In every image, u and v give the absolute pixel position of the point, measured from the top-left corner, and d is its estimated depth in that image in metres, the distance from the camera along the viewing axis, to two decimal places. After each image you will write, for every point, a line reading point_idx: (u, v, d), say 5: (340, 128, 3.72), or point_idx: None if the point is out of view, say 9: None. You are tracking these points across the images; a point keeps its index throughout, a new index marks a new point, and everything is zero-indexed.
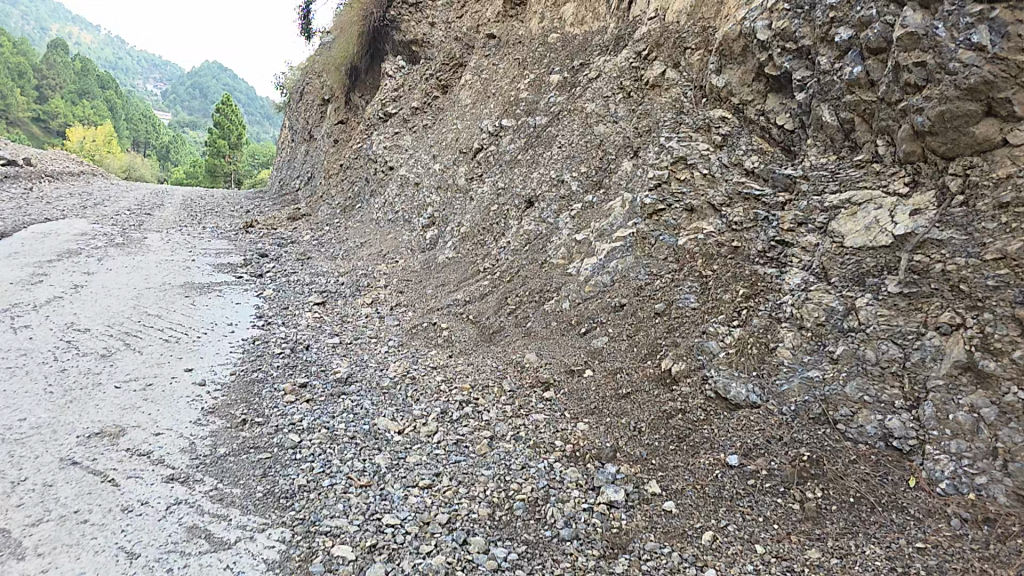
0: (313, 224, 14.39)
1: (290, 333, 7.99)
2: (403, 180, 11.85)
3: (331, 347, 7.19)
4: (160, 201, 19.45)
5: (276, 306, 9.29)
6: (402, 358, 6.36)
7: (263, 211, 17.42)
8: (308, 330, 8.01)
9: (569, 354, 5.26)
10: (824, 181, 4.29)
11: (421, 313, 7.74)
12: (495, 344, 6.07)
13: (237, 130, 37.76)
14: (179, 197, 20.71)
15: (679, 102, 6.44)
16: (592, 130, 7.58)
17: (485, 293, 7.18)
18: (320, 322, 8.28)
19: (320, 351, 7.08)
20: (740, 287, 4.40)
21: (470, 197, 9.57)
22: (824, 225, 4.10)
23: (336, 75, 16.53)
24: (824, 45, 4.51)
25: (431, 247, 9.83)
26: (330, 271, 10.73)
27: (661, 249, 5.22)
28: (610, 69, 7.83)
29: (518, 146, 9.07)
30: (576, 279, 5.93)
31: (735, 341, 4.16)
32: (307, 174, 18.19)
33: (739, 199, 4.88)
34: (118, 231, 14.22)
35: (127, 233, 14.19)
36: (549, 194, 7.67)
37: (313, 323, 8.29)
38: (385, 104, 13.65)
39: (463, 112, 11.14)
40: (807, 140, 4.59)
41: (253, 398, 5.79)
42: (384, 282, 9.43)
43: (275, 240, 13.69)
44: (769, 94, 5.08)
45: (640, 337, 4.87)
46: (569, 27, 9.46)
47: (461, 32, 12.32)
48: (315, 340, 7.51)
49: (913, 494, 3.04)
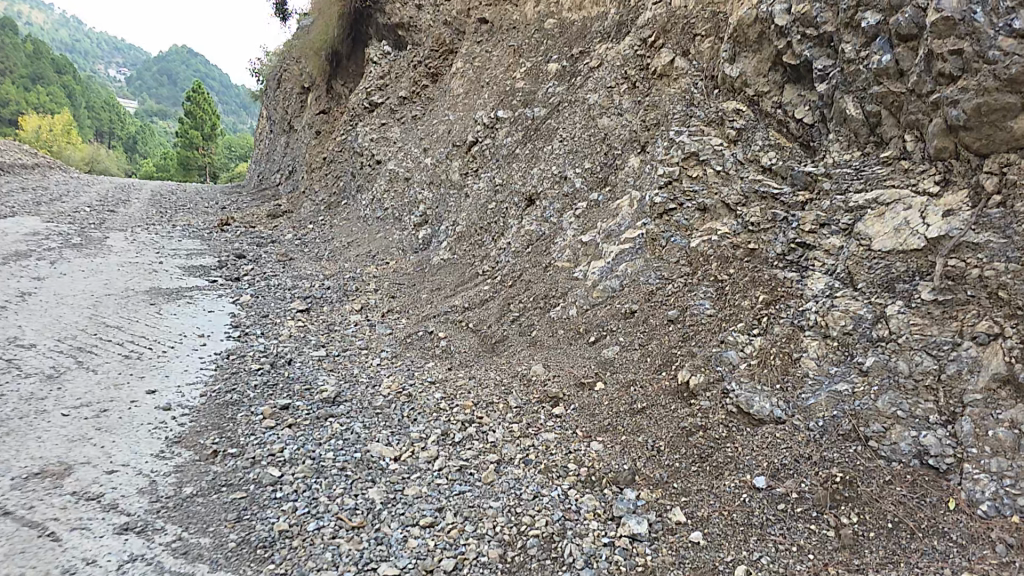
0: (292, 222, 13.68)
1: (271, 345, 7.44)
2: (390, 175, 11.29)
3: (315, 360, 6.74)
4: (124, 196, 18.26)
5: (254, 314, 8.69)
6: (396, 373, 6.09)
7: (236, 207, 16.53)
8: (286, 341, 7.47)
9: (577, 367, 5.17)
10: (847, 179, 4.32)
11: (414, 322, 7.39)
12: (507, 355, 5.87)
13: (208, 120, 35.77)
14: (145, 192, 19.52)
15: (689, 94, 6.17)
16: (596, 123, 7.39)
17: (486, 299, 6.97)
18: (304, 331, 7.75)
19: (303, 365, 6.61)
20: (760, 293, 4.39)
21: (465, 193, 9.20)
22: (848, 227, 4.11)
23: (315, 61, 15.74)
24: (849, 32, 4.55)
25: (422, 248, 9.40)
26: (314, 274, 10.17)
27: (672, 250, 5.32)
28: (613, 57, 7.64)
29: (516, 139, 8.75)
30: (585, 283, 5.94)
31: (757, 351, 4.11)
32: (285, 169, 17.34)
33: (754, 197, 4.98)
34: (75, 230, 13.19)
35: (84, 231, 13.24)
36: (551, 191, 7.44)
37: (296, 332, 7.76)
38: (369, 92, 13.00)
39: (454, 103, 10.67)
40: (829, 135, 4.64)
41: (226, 423, 5.37)
42: (374, 286, 8.94)
43: (252, 239, 12.94)
44: (785, 85, 5.21)
45: (653, 346, 4.87)
46: (569, 11, 9.14)
47: (450, 16, 11.66)
48: (298, 354, 7.00)
49: (953, 517, 2.83)
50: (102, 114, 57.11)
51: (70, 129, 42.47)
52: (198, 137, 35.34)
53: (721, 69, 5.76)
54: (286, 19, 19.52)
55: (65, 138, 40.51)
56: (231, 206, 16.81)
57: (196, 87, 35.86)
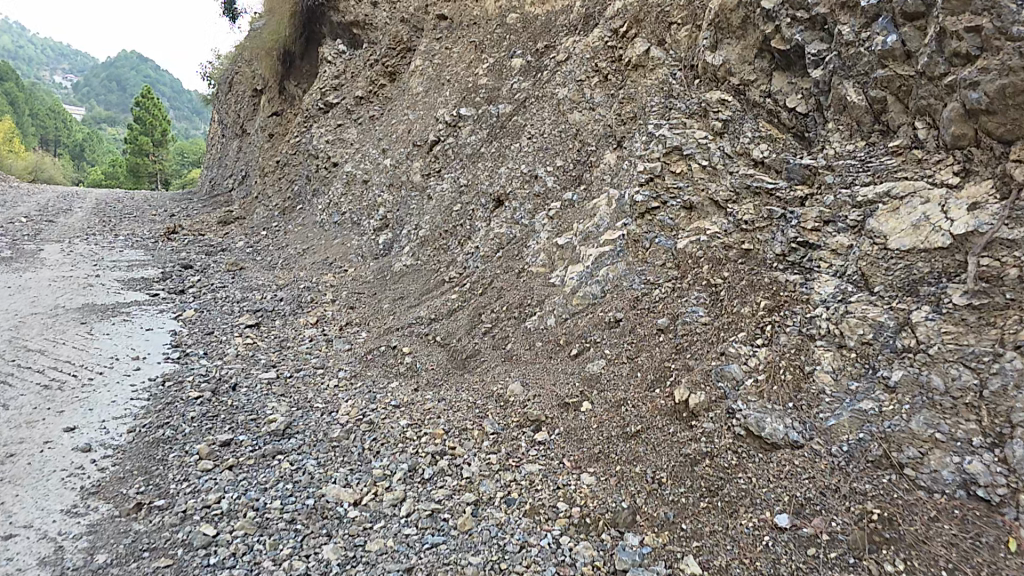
0: (245, 229, 12.68)
1: (214, 367, 6.56)
2: (348, 178, 10.52)
3: (263, 384, 5.95)
4: (66, 205, 16.73)
5: (197, 331, 7.75)
6: (355, 398, 5.41)
7: (187, 214, 15.33)
8: (232, 362, 6.61)
9: (559, 386, 4.64)
10: (852, 171, 3.94)
11: (375, 335, 6.71)
12: (478, 372, 5.30)
13: (159, 126, 33.57)
14: (92, 201, 18.01)
15: (667, 85, 5.75)
16: (566, 118, 6.91)
17: (454, 309, 6.37)
18: (252, 350, 6.92)
19: (249, 391, 5.81)
20: (760, 298, 3.98)
21: (428, 195, 8.55)
22: (856, 225, 3.74)
23: (266, 60, 14.76)
24: (845, 13, 4.22)
25: (384, 253, 8.69)
26: (266, 284, 9.29)
27: (658, 253, 4.89)
28: (581, 50, 7.20)
29: (481, 138, 8.20)
30: (563, 289, 5.44)
31: (763, 364, 3.68)
32: (238, 174, 16.22)
33: (747, 193, 4.57)
34: (4, 242, 11.81)
35: (15, 242, 11.91)
36: (521, 191, 6.91)
37: (244, 351, 6.91)
38: (324, 92, 12.18)
39: (414, 102, 10.01)
40: (828, 124, 4.27)
41: (155, 467, 4.55)
42: (331, 296, 8.18)
43: (201, 248, 11.87)
44: (774, 73, 4.85)
45: (643, 359, 4.39)
46: (532, 6, 8.68)
47: (407, 13, 11.07)
48: (245, 377, 6.17)
49: (1018, 561, 2.41)
50: (50, 120, 53.41)
51: (13, 138, 39.41)
52: (150, 143, 32.99)
53: (701, 58, 5.37)
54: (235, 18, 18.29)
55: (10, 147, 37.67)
56: (182, 213, 15.57)
57: (148, 92, 33.70)
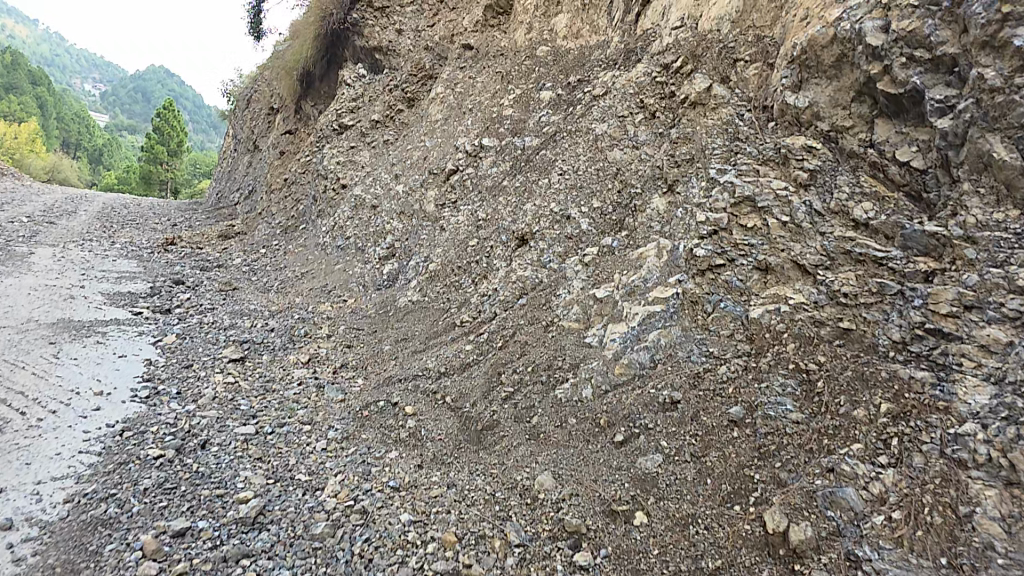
0: (243, 246, 11.88)
1: (183, 414, 5.54)
2: (356, 201, 9.77)
3: (238, 443, 4.95)
4: (72, 207, 16.08)
5: (174, 363, 6.76)
6: (346, 472, 4.44)
7: (189, 225, 14.56)
8: (206, 409, 5.59)
9: (602, 485, 3.71)
10: (1003, 247, 3.10)
11: (372, 386, 5.77)
12: (495, 450, 4.35)
13: (177, 136, 33.42)
14: (97, 204, 17.33)
15: (733, 127, 5.02)
16: (605, 156, 6.21)
17: (468, 364, 5.44)
18: (231, 395, 5.90)
19: (219, 453, 4.81)
20: (879, 399, 3.15)
21: (441, 227, 7.79)
22: (1017, 316, 2.89)
23: (285, 80, 14.16)
24: (988, 53, 3.43)
25: (388, 285, 7.84)
26: (259, 310, 8.37)
27: (724, 321, 4.07)
28: (623, 85, 6.58)
29: (503, 170, 7.50)
30: (602, 352, 4.57)
31: (894, 495, 2.83)
32: (246, 188, 15.56)
33: (846, 260, 3.74)
34: None
35: (8, 244, 11.10)
36: (550, 231, 6.12)
37: (223, 394, 5.93)
38: (340, 114, 11.53)
39: (432, 129, 9.40)
40: (959, 184, 3.49)
41: (82, 568, 3.53)
42: (326, 331, 7.26)
43: (196, 262, 11.01)
44: (878, 121, 4.09)
45: (714, 459, 3.53)
46: (564, 39, 8.24)
47: (432, 41, 10.69)
48: (217, 432, 5.16)
49: None
50: (69, 124, 53.58)
51: (37, 138, 39.57)
52: (165, 152, 32.57)
53: (782, 99, 4.67)
54: (260, 38, 17.87)
55: (31, 147, 37.62)
56: (183, 223, 14.83)
57: (168, 105, 33.63)
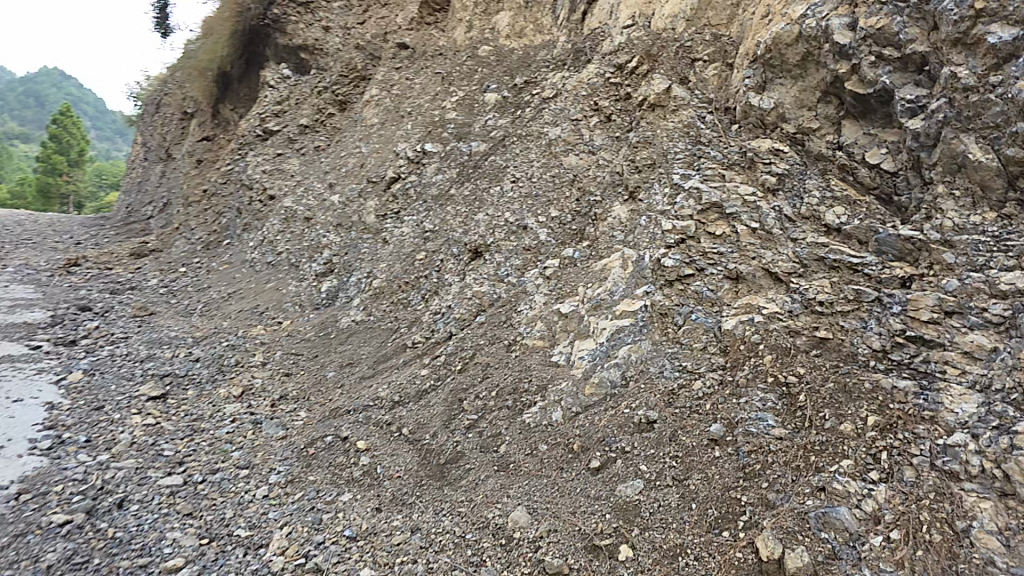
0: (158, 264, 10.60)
1: (95, 466, 4.62)
2: (287, 213, 8.97)
3: (162, 497, 4.23)
4: None
5: (83, 405, 5.69)
6: (291, 523, 3.91)
7: (95, 243, 12.93)
8: (123, 458, 4.71)
9: (581, 517, 3.41)
10: (983, 250, 3.12)
11: (317, 419, 5.14)
12: (461, 486, 3.92)
13: (78, 145, 30.12)
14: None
15: (694, 129, 4.92)
16: (559, 162, 5.97)
17: (425, 391, 4.92)
18: (152, 438, 5.03)
19: (138, 513, 4.06)
20: (866, 412, 3.07)
21: (383, 240, 7.26)
22: (1000, 322, 2.91)
23: (199, 81, 12.87)
24: (961, 51, 3.43)
25: (327, 304, 7.18)
26: (180, 336, 7.40)
27: (696, 333, 3.91)
28: (573, 87, 6.38)
29: (449, 177, 7.08)
30: (571, 372, 4.28)
31: (890, 513, 2.72)
32: (159, 202, 14.02)
33: (820, 266, 3.68)
34: None
35: None
36: (505, 242, 5.79)
37: (143, 438, 5.04)
38: (264, 119, 10.62)
39: (368, 134, 8.78)
40: (929, 186, 3.52)
41: None
42: (262, 358, 6.46)
43: (105, 285, 9.70)
44: (844, 122, 4.08)
45: (696, 481, 3.31)
46: (506, 39, 7.95)
47: (363, 40, 10.06)
48: (138, 485, 4.37)
49: None
50: None
51: None
52: (64, 163, 29.14)
53: (747, 101, 4.60)
54: (167, 34, 16.25)
55: None
56: (88, 241, 13.11)
57: (65, 110, 30.24)
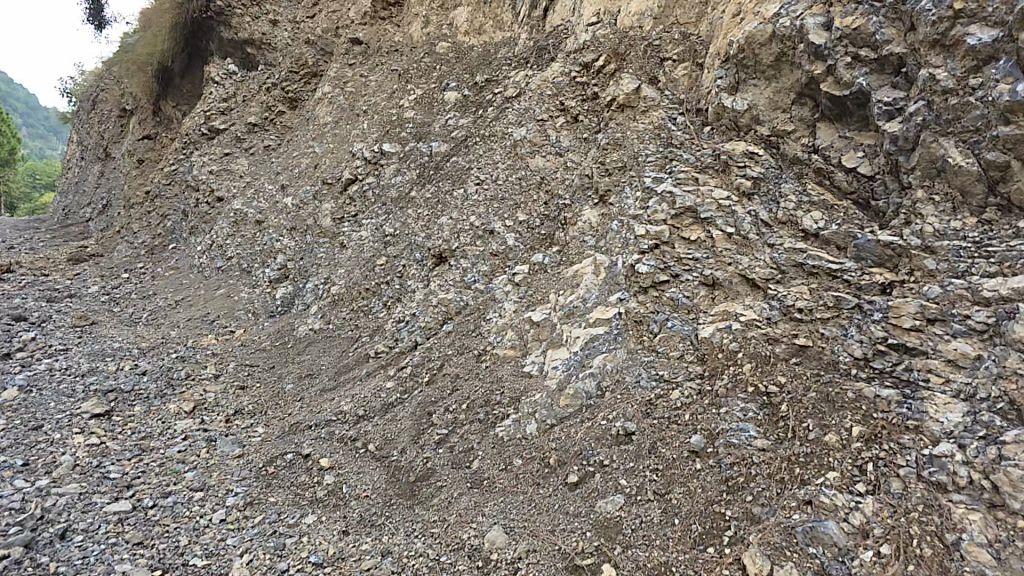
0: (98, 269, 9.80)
1: (36, 495, 4.01)
2: (238, 216, 8.46)
3: (109, 526, 3.76)
4: None
5: (19, 425, 4.88)
6: (251, 550, 3.55)
7: (30, 244, 11.86)
8: (65, 485, 4.13)
9: (561, 535, 3.22)
10: (965, 256, 3.07)
11: (275, 435, 4.79)
12: (433, 505, 3.68)
13: (11, 142, 28.03)
14: None
15: (666, 131, 4.82)
16: (525, 163, 5.79)
17: (390, 405, 4.64)
18: (97, 460, 4.47)
19: (84, 544, 3.60)
20: (850, 422, 3.00)
21: (341, 244, 6.90)
22: (983, 329, 2.85)
23: (138, 77, 12.03)
24: (938, 53, 3.39)
25: (283, 312, 6.79)
26: (126, 345, 6.69)
27: (673, 342, 3.81)
28: (536, 86, 6.20)
29: (410, 179, 6.79)
30: (544, 383, 4.10)
31: (880, 527, 2.63)
32: (99, 203, 13.05)
33: (799, 272, 3.62)
34: None
35: None
36: (471, 247, 5.57)
37: (87, 460, 4.46)
38: (209, 116, 10.02)
39: (321, 133, 8.40)
40: (905, 190, 3.49)
41: None
42: (214, 369, 5.98)
43: (38, 289, 8.49)
44: (820, 124, 4.03)
45: (678, 496, 3.19)
46: (464, 35, 7.70)
47: (314, 34, 9.61)
48: (82, 514, 3.85)
49: None
50: None
51: None
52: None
53: (721, 102, 4.52)
54: (102, 27, 15.22)
55: None
56: (21, 243, 11.95)
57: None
